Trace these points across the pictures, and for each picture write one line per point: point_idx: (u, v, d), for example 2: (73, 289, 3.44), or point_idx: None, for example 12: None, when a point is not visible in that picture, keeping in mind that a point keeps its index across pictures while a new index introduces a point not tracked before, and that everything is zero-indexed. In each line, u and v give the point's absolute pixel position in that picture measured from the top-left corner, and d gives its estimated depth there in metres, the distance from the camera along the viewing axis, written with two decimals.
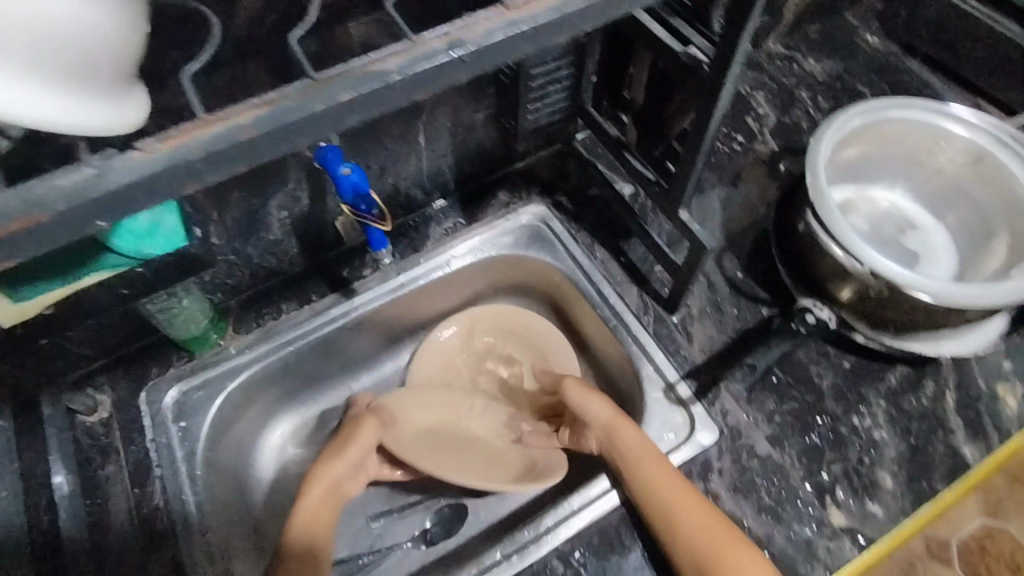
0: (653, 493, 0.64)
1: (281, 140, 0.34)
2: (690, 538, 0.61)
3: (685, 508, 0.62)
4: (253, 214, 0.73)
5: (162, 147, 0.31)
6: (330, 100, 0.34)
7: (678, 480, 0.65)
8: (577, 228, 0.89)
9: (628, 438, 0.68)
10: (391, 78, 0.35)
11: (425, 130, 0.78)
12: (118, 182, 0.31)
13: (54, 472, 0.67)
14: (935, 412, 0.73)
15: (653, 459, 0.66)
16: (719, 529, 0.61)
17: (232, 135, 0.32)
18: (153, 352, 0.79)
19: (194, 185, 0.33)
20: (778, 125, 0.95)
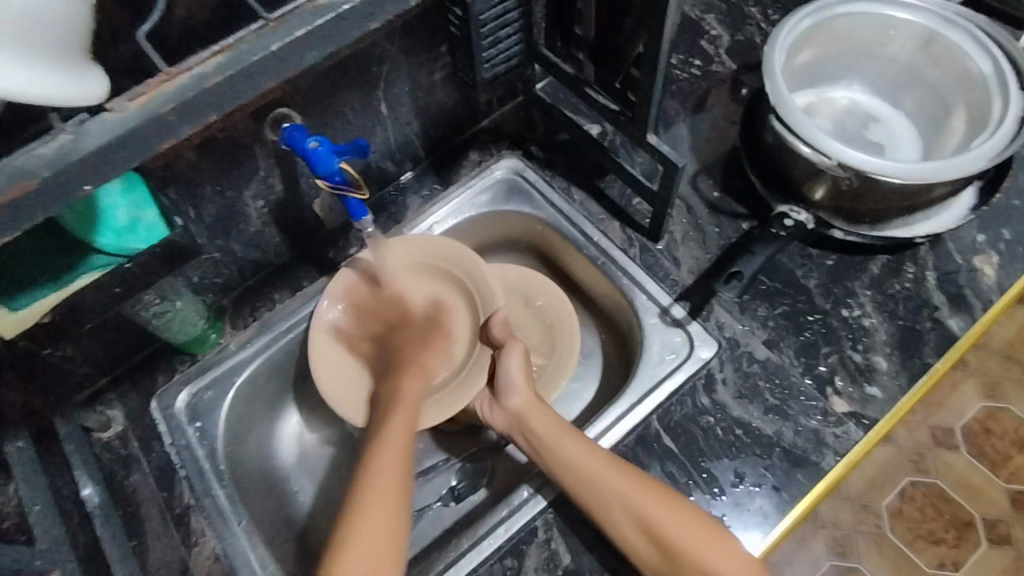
0: (576, 474, 0.65)
1: (247, 83, 0.37)
2: (626, 508, 0.62)
3: (615, 480, 0.63)
4: (229, 207, 0.73)
5: (132, 104, 0.34)
6: (285, 36, 0.37)
7: (598, 455, 0.65)
8: (551, 175, 0.90)
9: (537, 421, 0.70)
10: (341, 7, 0.38)
11: (386, 98, 0.78)
12: (95, 143, 0.33)
13: (82, 485, 0.67)
14: (918, 292, 0.76)
15: (565, 435, 0.67)
16: (653, 490, 0.63)
17: (198, 84, 0.35)
18: (156, 361, 0.79)
19: (170, 140, 0.36)
20: (733, 44, 0.96)
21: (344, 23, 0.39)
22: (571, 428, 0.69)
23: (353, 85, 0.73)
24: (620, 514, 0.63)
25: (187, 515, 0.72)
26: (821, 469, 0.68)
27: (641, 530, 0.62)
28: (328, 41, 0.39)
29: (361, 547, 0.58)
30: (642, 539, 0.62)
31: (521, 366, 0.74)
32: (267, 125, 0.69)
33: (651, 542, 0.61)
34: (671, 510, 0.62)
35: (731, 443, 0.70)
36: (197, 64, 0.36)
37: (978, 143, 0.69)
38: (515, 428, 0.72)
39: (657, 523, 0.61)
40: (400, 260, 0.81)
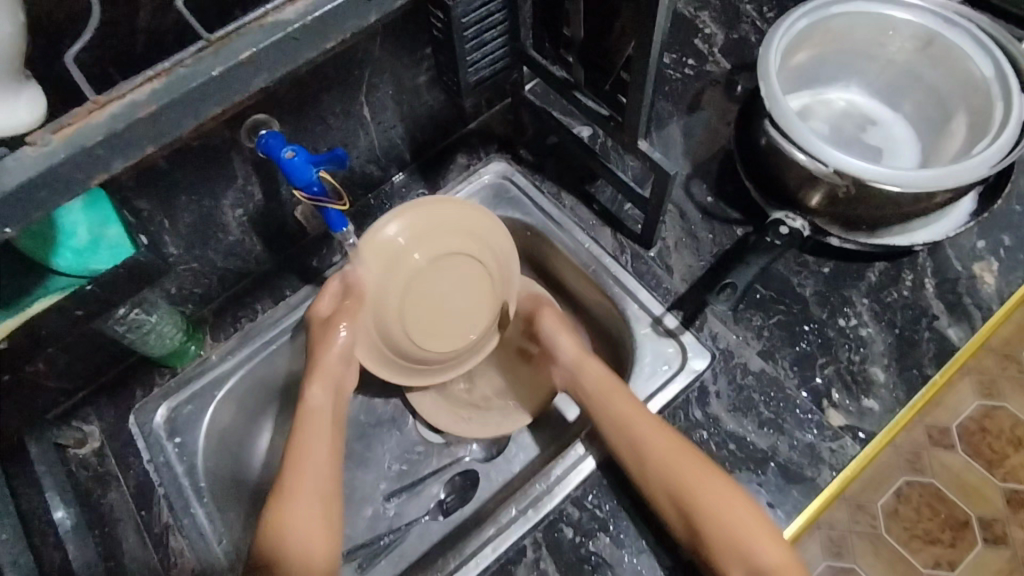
0: (618, 424, 0.67)
1: (187, 110, 0.35)
2: (666, 476, 0.63)
3: (661, 452, 0.64)
4: (207, 217, 0.71)
5: (56, 138, 0.32)
6: (231, 59, 0.35)
7: (643, 414, 0.67)
8: (541, 179, 0.88)
9: (589, 376, 0.73)
10: (292, 27, 0.36)
11: (369, 102, 0.75)
12: (14, 181, 0.31)
13: (54, 508, 0.67)
14: (916, 300, 0.74)
15: (616, 395, 0.69)
16: (695, 464, 0.64)
17: (130, 114, 0.33)
18: (134, 374, 0.77)
19: (103, 175, 0.34)
20: (726, 42, 0.93)
21: (294, 42, 0.37)
22: (625, 388, 0.70)
23: (334, 89, 0.70)
24: (657, 476, 0.64)
25: (165, 535, 0.70)
26: (818, 486, 0.66)
27: (674, 504, 0.63)
28: (277, 62, 0.37)
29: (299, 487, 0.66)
30: (672, 510, 0.63)
31: (559, 324, 0.79)
32: (243, 132, 0.66)
33: (680, 511, 0.63)
34: (709, 485, 0.62)
35: (724, 458, 0.68)
36: (129, 93, 0.34)
37: (980, 148, 0.67)
38: (569, 385, 0.75)
39: (693, 496, 0.62)
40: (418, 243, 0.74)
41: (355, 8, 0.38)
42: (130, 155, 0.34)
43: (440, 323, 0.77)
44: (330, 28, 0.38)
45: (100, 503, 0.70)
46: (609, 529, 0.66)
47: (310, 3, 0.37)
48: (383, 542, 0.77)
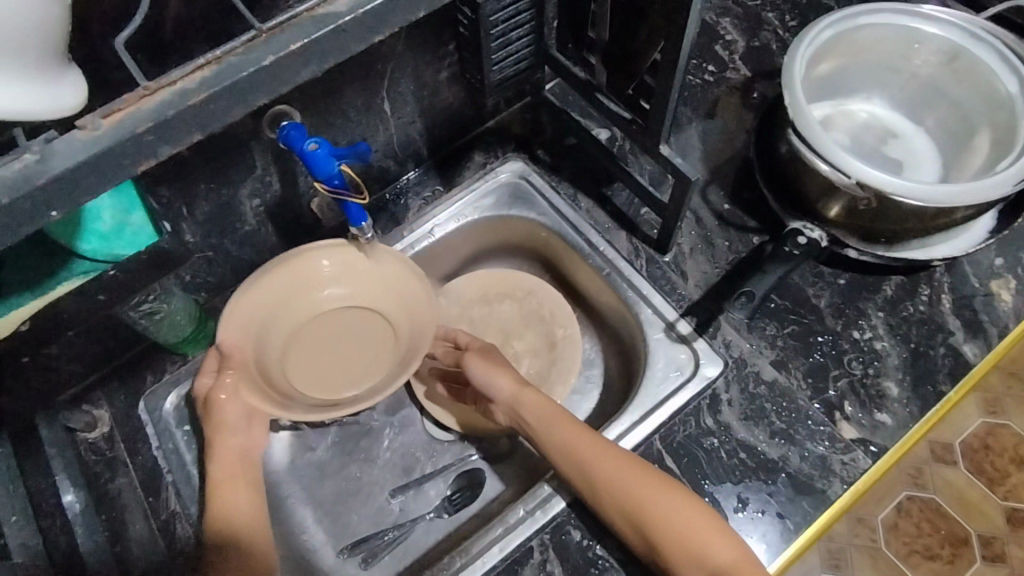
0: (567, 451, 0.65)
1: (236, 98, 0.35)
2: (619, 495, 0.62)
3: (606, 471, 0.63)
4: (224, 205, 0.71)
5: (105, 123, 0.32)
6: (278, 49, 0.35)
7: (587, 437, 0.65)
8: (557, 180, 0.87)
9: (528, 406, 0.70)
10: (342, 19, 0.36)
11: (389, 96, 0.75)
12: (63, 165, 0.31)
13: (64, 492, 0.67)
14: (932, 316, 0.74)
15: (563, 425, 0.67)
16: (645, 481, 0.62)
17: (180, 101, 0.33)
18: (144, 360, 0.77)
19: (148, 161, 0.34)
20: (748, 50, 0.93)
21: (344, 36, 0.36)
22: (574, 419, 0.68)
23: (355, 82, 0.70)
24: (613, 499, 0.62)
25: (172, 522, 0.70)
26: (828, 498, 0.66)
27: (630, 523, 0.61)
28: (324, 54, 0.36)
29: (248, 524, 0.66)
30: (631, 528, 0.61)
31: (485, 366, 0.74)
32: (265, 121, 0.65)
33: (635, 528, 0.61)
34: (662, 497, 0.61)
35: (735, 466, 0.67)
36: (181, 79, 0.33)
37: (1003, 166, 0.67)
38: (513, 420, 0.72)
39: (647, 513, 0.60)
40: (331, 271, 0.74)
41: (406, 3, 0.37)
42: (176, 143, 0.34)
43: (344, 363, 0.76)
44: (379, 22, 0.37)
45: (108, 488, 0.70)
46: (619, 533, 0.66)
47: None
48: (385, 539, 0.77)
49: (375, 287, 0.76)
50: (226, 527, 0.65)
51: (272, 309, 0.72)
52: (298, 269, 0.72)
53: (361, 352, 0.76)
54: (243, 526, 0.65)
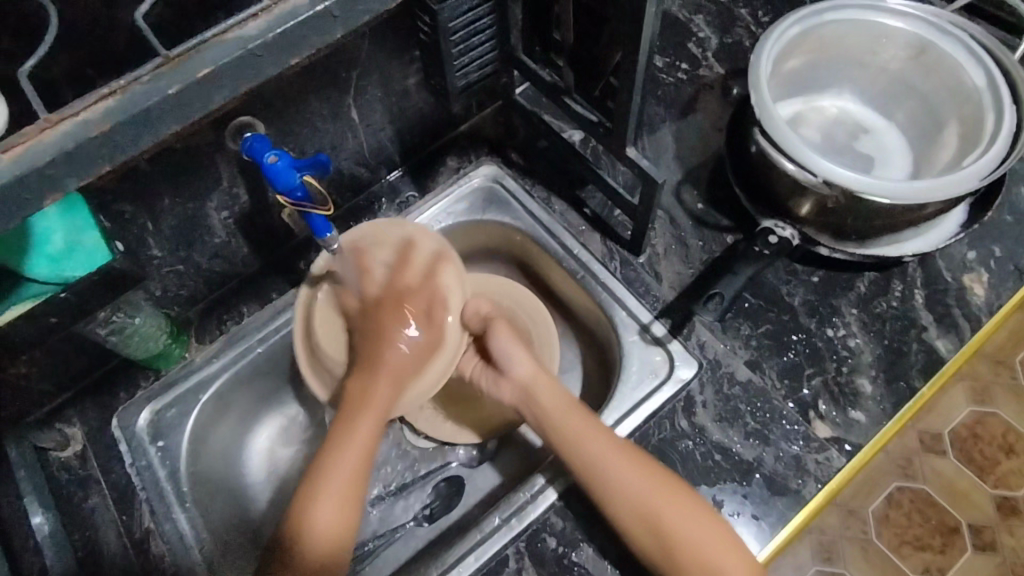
0: (569, 444, 0.66)
1: (145, 128, 0.34)
2: (629, 497, 0.62)
3: (628, 472, 0.63)
4: (192, 218, 0.70)
5: (5, 157, 0.31)
6: (187, 76, 0.34)
7: (592, 425, 0.67)
8: (531, 183, 0.87)
9: (544, 396, 0.71)
10: (251, 43, 0.35)
11: (357, 104, 0.75)
12: None
13: (32, 513, 0.66)
14: (906, 312, 0.74)
15: (574, 415, 0.68)
16: (660, 483, 0.62)
17: (81, 133, 0.32)
18: (118, 376, 0.76)
19: (54, 195, 0.33)
20: (720, 47, 0.93)
21: (256, 58, 0.36)
22: (582, 408, 0.69)
23: (320, 91, 0.69)
24: (615, 498, 0.63)
25: (146, 540, 0.69)
26: (802, 498, 0.65)
27: (639, 522, 0.62)
28: (238, 76, 0.36)
29: (331, 491, 0.66)
30: (644, 529, 0.62)
31: (518, 344, 0.74)
32: (229, 133, 0.65)
33: (652, 533, 0.61)
34: (674, 498, 0.62)
35: (710, 469, 0.67)
36: (82, 110, 0.33)
37: (970, 160, 0.66)
38: (523, 405, 0.73)
39: (658, 515, 0.61)
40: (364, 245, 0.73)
41: (319, 21, 0.37)
42: (84, 174, 0.33)
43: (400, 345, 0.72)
44: (293, 41, 0.37)
45: (81, 507, 0.70)
46: (593, 539, 0.65)
47: (272, 17, 0.36)
48: (364, 550, 0.76)
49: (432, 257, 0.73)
50: (324, 475, 0.67)
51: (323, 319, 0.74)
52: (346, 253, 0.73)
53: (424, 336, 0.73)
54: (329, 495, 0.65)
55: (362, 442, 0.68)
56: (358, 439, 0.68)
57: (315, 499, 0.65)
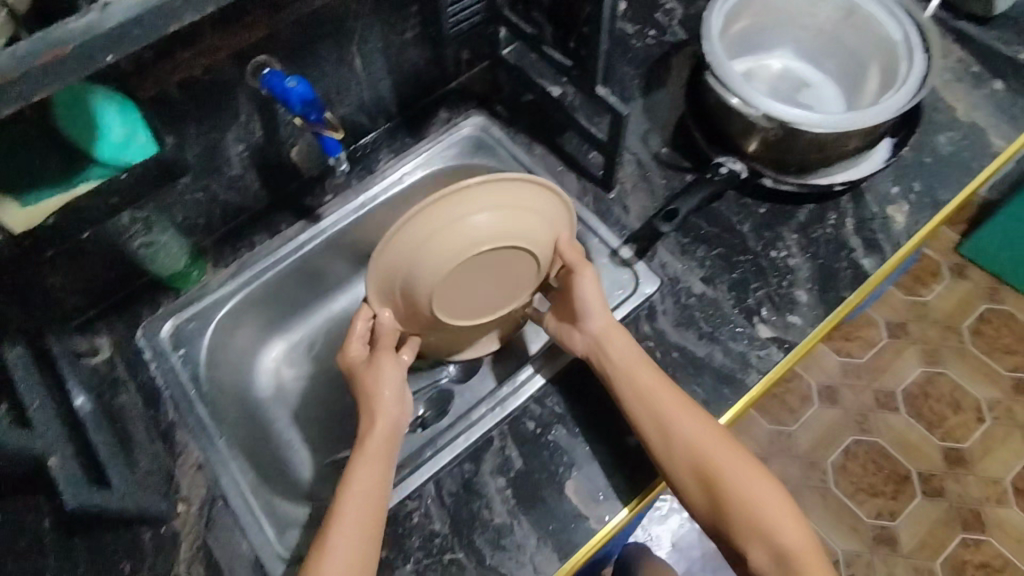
0: (644, 399, 0.71)
1: None
2: (687, 451, 0.68)
3: (684, 421, 0.69)
4: (214, 148, 0.79)
5: None
6: None
7: (660, 378, 0.72)
8: (515, 131, 0.97)
9: (618, 353, 0.74)
10: None
11: (360, 53, 0.84)
12: (114, 20, 0.37)
13: (74, 396, 0.73)
14: (837, 235, 0.85)
15: (644, 370, 0.72)
16: (720, 442, 0.68)
17: None
18: (142, 295, 0.85)
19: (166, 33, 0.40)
20: (685, 16, 1.04)
21: None
22: (651, 364, 0.73)
23: (329, 37, 0.79)
24: (679, 452, 0.68)
25: (172, 430, 0.77)
26: (745, 385, 0.76)
27: (698, 477, 0.67)
28: None
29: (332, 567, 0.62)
30: (694, 483, 0.68)
31: (598, 296, 0.75)
32: (249, 69, 0.74)
33: (705, 486, 0.67)
34: (726, 458, 0.68)
35: (668, 364, 0.78)
36: None
37: (888, 96, 0.77)
38: (591, 355, 0.76)
39: (714, 470, 0.67)
40: (483, 200, 0.69)
41: None
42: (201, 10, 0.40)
43: (473, 286, 0.75)
44: None
45: (113, 403, 0.78)
46: (566, 422, 0.75)
47: None
48: None
49: (541, 228, 0.74)
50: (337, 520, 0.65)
51: (426, 239, 0.69)
52: (481, 192, 0.69)
53: (493, 283, 0.76)
54: (356, 494, 0.66)
55: (361, 508, 0.65)
56: (359, 485, 0.67)
57: (323, 556, 0.63)
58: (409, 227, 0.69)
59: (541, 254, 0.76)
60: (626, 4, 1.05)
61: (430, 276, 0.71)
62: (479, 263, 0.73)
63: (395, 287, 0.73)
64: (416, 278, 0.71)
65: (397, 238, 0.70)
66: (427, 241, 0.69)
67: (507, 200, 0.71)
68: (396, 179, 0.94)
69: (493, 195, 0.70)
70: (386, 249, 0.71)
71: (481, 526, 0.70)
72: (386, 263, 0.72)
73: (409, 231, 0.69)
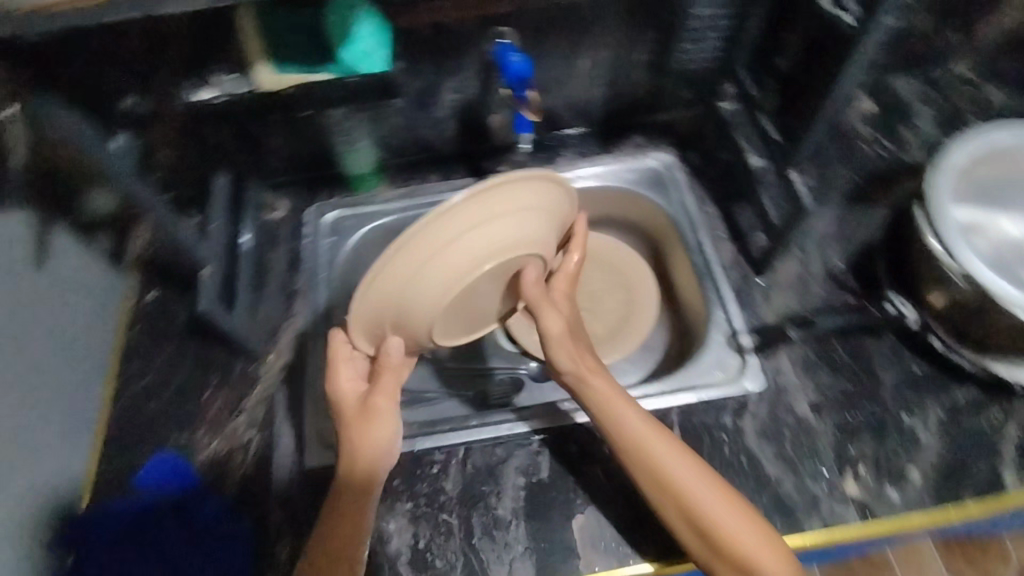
0: (629, 441, 0.65)
1: None
2: (668, 484, 0.62)
3: (661, 454, 0.63)
4: (433, 89, 0.89)
5: None
6: None
7: (632, 408, 0.67)
8: (696, 182, 0.96)
9: (596, 379, 0.69)
10: None
11: (588, 56, 0.89)
12: None
13: (243, 233, 0.88)
14: (991, 435, 0.73)
15: (620, 400, 0.67)
16: (708, 482, 0.62)
17: None
18: (327, 182, 0.99)
19: None
20: (933, 141, 0.94)
21: None
22: (625, 394, 0.68)
23: (568, 32, 0.84)
24: (661, 486, 0.62)
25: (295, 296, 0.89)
26: (801, 527, 0.69)
27: (688, 523, 0.61)
28: None
29: None
30: (684, 528, 0.61)
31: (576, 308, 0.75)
32: (489, 35, 0.82)
33: (698, 534, 0.60)
34: (719, 499, 0.61)
35: (732, 465, 0.73)
36: None
37: None
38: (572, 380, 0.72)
39: (704, 513, 0.60)
40: (478, 213, 0.60)
41: None
42: None
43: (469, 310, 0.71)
44: None
45: (266, 254, 0.92)
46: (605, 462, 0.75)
47: None
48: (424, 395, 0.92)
49: (548, 231, 0.67)
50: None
51: (423, 249, 0.59)
52: (471, 202, 0.58)
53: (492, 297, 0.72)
54: (326, 558, 0.61)
55: (336, 574, 0.60)
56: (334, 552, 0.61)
57: None
58: (384, 268, 0.59)
59: (548, 262, 0.72)
60: (872, 107, 0.98)
61: (430, 312, 0.65)
62: (483, 290, 0.68)
63: (387, 318, 0.64)
64: (416, 314, 0.64)
65: (376, 279, 0.60)
66: (423, 257, 0.59)
67: (488, 209, 0.60)
68: (567, 178, 0.97)
69: (497, 201, 0.61)
70: (384, 272, 0.60)
71: (483, 508, 0.72)
72: (371, 300, 0.61)
73: (397, 266, 0.59)
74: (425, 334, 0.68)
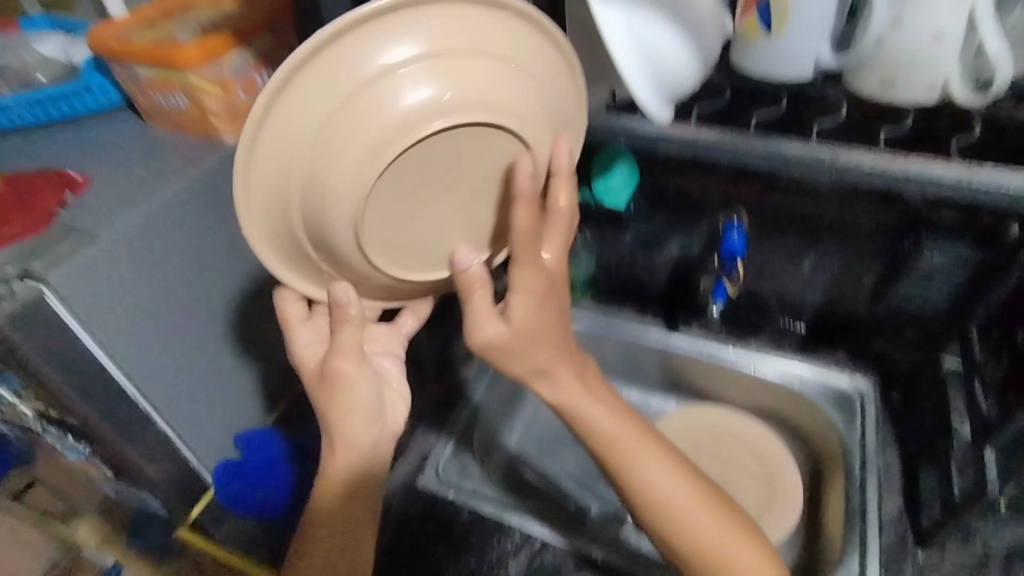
0: (641, 492, 0.61)
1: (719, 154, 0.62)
2: (682, 526, 0.60)
3: (668, 483, 0.61)
4: (660, 236, 1.01)
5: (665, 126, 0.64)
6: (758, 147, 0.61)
7: (632, 433, 0.62)
8: (887, 424, 0.91)
9: (604, 420, 0.62)
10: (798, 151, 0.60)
11: (813, 261, 0.94)
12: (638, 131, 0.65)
13: None
14: None
15: (630, 436, 0.62)
16: (713, 512, 0.61)
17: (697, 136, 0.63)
18: None
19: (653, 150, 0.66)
20: None
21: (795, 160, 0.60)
22: (625, 413, 0.63)
23: (799, 234, 0.92)
24: (673, 526, 0.60)
25: None
26: None
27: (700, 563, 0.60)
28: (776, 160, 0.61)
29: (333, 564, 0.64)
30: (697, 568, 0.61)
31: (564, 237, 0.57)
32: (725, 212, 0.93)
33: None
34: (729, 537, 0.60)
35: None
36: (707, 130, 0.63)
37: None
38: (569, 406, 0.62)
39: (717, 554, 0.60)
40: (393, 34, 0.47)
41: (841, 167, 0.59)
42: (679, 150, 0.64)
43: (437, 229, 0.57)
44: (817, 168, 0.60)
45: None
46: None
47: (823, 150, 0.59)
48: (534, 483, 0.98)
49: (530, 103, 0.52)
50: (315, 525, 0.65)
51: (330, 111, 0.47)
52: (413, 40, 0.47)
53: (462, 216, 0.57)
54: (331, 514, 0.64)
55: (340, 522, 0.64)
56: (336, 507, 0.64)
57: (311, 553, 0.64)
58: (283, 129, 0.48)
59: (526, 146, 0.53)
60: None
61: (351, 199, 0.49)
62: (429, 189, 0.53)
63: (298, 214, 0.52)
64: (331, 200, 0.50)
65: (267, 123, 0.48)
66: (340, 109, 0.47)
67: (427, 31, 0.48)
68: (751, 363, 0.97)
69: (435, 41, 0.48)
70: (275, 133, 0.48)
71: None
72: (279, 188, 0.50)
73: (297, 120, 0.48)
74: (356, 243, 0.53)
